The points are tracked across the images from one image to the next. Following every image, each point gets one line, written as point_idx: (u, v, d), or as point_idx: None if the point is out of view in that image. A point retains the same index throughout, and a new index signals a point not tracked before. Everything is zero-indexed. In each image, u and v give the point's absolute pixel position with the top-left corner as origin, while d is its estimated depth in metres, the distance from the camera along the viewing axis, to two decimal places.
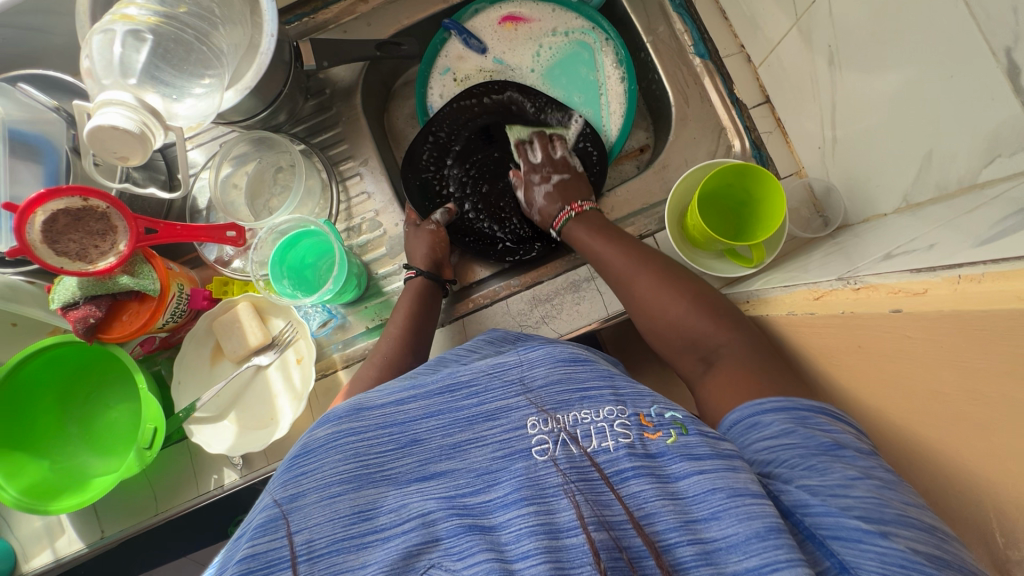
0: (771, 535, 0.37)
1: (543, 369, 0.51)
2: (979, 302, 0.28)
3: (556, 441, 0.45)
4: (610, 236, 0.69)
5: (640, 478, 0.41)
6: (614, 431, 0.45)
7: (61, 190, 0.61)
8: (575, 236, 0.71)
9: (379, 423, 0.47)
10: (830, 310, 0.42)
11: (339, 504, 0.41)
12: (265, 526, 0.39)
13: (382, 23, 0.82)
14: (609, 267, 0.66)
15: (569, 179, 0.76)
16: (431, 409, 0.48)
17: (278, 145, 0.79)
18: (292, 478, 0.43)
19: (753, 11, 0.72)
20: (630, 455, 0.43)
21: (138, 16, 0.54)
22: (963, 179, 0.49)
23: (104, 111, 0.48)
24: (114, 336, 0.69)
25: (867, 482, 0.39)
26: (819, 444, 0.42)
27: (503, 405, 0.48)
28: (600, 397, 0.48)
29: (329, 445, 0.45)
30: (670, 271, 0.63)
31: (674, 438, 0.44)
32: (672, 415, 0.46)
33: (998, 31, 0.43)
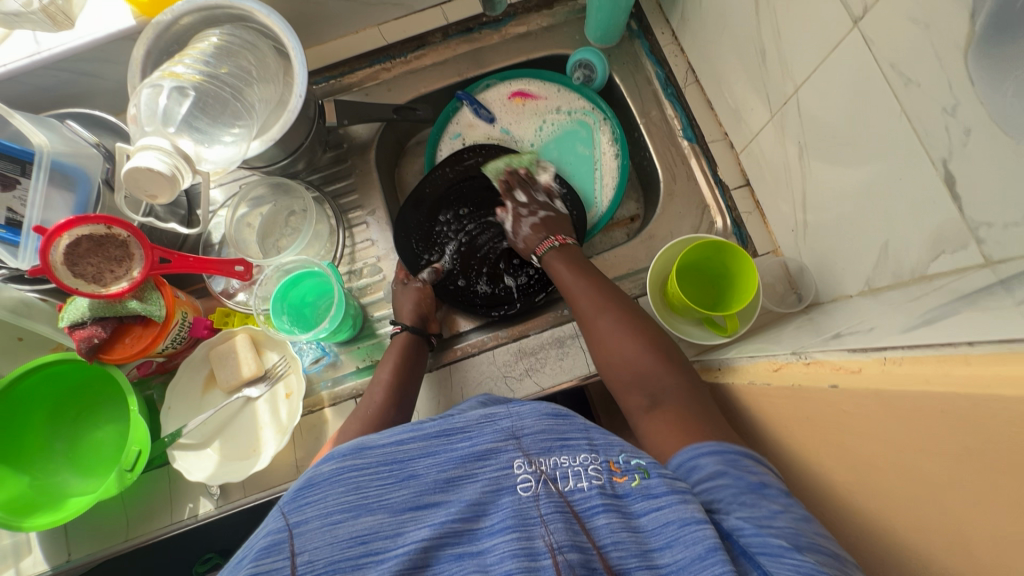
0: (714, 554, 0.41)
1: (529, 421, 0.53)
2: (898, 382, 0.32)
3: (539, 480, 0.47)
4: (586, 275, 0.74)
5: (606, 514, 0.45)
6: (588, 474, 0.48)
7: (88, 219, 0.67)
8: (555, 269, 0.76)
9: (380, 460, 0.48)
10: (784, 381, 0.45)
11: (340, 530, 0.43)
12: (269, 548, 0.41)
13: (401, 90, 0.91)
14: (577, 302, 0.71)
15: (553, 217, 0.82)
16: (428, 450, 0.50)
17: (293, 191, 0.85)
18: (296, 507, 0.44)
19: (735, 105, 0.80)
20: (600, 494, 0.46)
21: (184, 74, 0.62)
22: (914, 269, 0.54)
23: (143, 154, 0.53)
24: (114, 357, 0.72)
25: (788, 515, 0.43)
26: (748, 483, 0.46)
27: (493, 448, 0.50)
28: (577, 445, 0.51)
29: (332, 479, 0.46)
30: (634, 314, 0.69)
31: (638, 481, 0.48)
32: (638, 461, 0.50)
33: (935, 144, 0.48)
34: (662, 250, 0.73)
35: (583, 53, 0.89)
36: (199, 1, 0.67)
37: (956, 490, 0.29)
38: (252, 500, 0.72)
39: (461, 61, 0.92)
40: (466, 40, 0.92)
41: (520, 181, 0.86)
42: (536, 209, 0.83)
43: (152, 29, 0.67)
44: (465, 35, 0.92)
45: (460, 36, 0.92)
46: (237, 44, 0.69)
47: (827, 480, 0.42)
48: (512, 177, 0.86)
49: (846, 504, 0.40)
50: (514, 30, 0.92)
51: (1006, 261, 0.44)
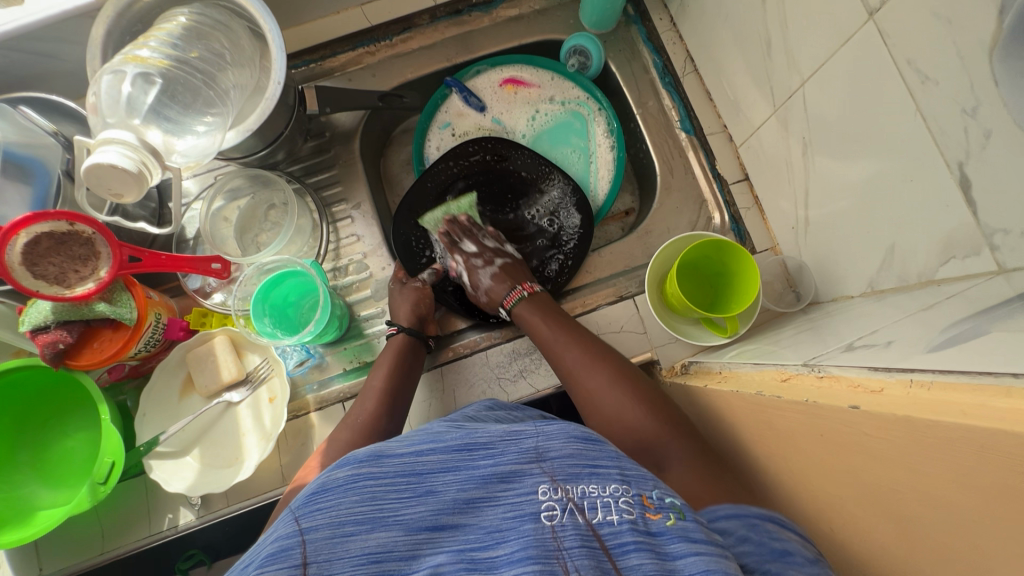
0: None
1: (558, 442, 0.50)
2: (929, 410, 0.30)
3: (564, 510, 0.45)
4: (566, 326, 0.70)
5: (639, 553, 0.42)
6: (619, 506, 0.45)
7: (47, 215, 0.62)
8: (531, 324, 0.72)
9: (398, 471, 0.46)
10: (795, 395, 0.44)
11: (352, 544, 0.41)
12: (275, 556, 0.39)
13: (387, 76, 0.86)
14: (561, 363, 0.68)
15: (510, 264, 0.79)
16: (449, 465, 0.48)
17: (273, 183, 0.80)
18: (306, 513, 0.42)
19: (735, 96, 0.77)
20: (633, 530, 0.43)
21: (149, 59, 0.56)
22: (921, 273, 0.53)
23: (103, 149, 0.48)
24: (82, 363, 0.67)
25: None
26: (770, 550, 0.43)
27: (516, 470, 0.48)
28: (609, 474, 0.48)
29: (348, 486, 0.44)
30: (622, 370, 0.66)
31: (673, 520, 0.45)
32: (672, 499, 0.47)
33: (951, 146, 0.47)
34: (660, 249, 0.71)
35: (577, 38, 0.85)
36: None
37: (987, 523, 0.27)
38: (236, 510, 0.70)
39: (450, 45, 0.87)
40: (454, 23, 0.87)
41: (465, 228, 0.81)
42: (490, 257, 0.78)
43: (112, 7, 0.61)
44: (454, 18, 0.87)
45: (449, 18, 0.87)
46: (207, 25, 0.63)
47: (838, 497, 0.41)
48: (455, 225, 0.81)
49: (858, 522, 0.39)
50: (505, 13, 0.88)
51: (1020, 269, 0.43)
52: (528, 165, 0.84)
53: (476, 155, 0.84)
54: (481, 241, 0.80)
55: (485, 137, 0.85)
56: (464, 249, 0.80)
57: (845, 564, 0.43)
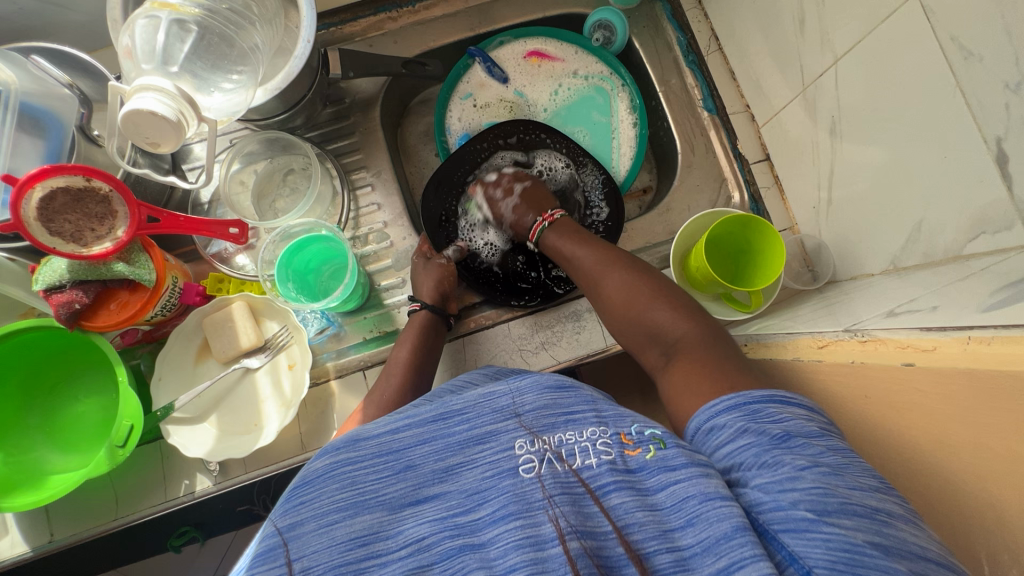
0: (737, 534, 0.38)
1: (531, 395, 0.51)
2: (992, 362, 0.31)
3: (542, 460, 0.45)
4: (584, 239, 0.71)
5: (620, 491, 0.43)
6: (597, 448, 0.46)
7: (64, 168, 0.60)
8: (550, 244, 0.73)
9: (375, 452, 0.46)
10: (837, 359, 0.45)
11: (337, 531, 0.41)
12: (263, 556, 0.39)
13: (409, 43, 0.84)
14: (580, 271, 0.70)
15: (529, 187, 0.79)
16: (425, 438, 0.48)
17: (293, 148, 0.79)
18: (290, 509, 0.43)
19: (759, 76, 0.78)
20: (612, 471, 0.44)
21: (184, 7, 0.55)
22: (948, 250, 0.55)
23: (141, 95, 0.47)
24: (99, 325, 0.65)
25: (814, 470, 0.39)
26: (770, 437, 0.43)
27: (492, 429, 0.48)
28: (584, 419, 0.49)
29: (326, 475, 0.44)
30: (637, 268, 0.67)
31: (653, 452, 0.45)
32: (652, 431, 0.47)
33: (990, 121, 0.48)
34: (688, 223, 0.72)
35: (603, 12, 0.84)
36: None
37: None
38: (254, 477, 0.69)
39: (472, 14, 0.86)
40: None
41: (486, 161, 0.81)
42: (509, 183, 0.78)
43: None
44: None
45: None
46: None
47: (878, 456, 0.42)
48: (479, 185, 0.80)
49: (900, 478, 0.41)
50: None
51: None
52: (562, 149, 0.84)
53: (499, 140, 0.84)
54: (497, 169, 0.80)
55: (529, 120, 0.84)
56: (484, 180, 0.81)
57: None
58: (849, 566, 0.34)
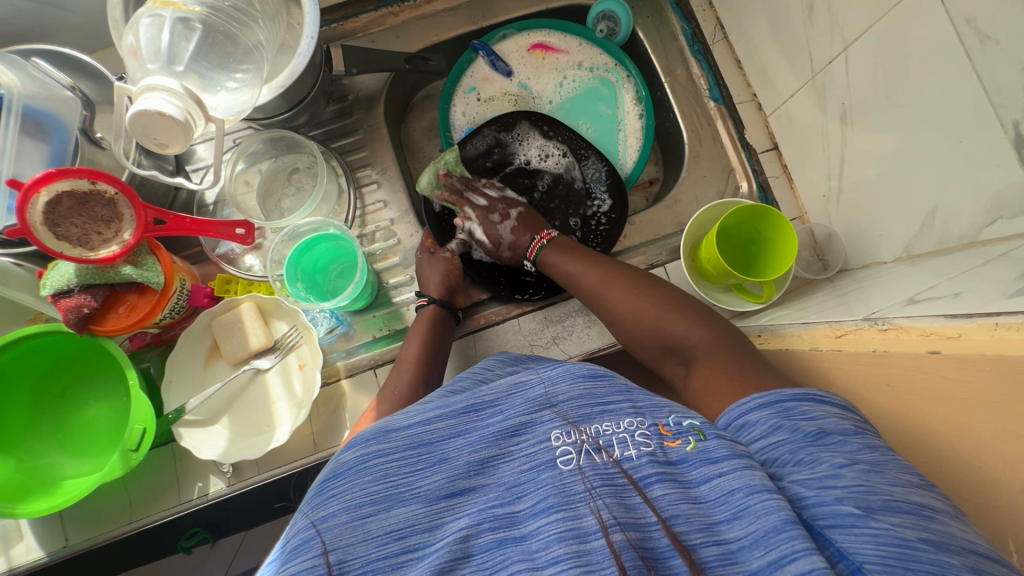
0: (788, 527, 0.37)
1: (565, 385, 0.50)
2: (1021, 348, 0.31)
3: (580, 452, 0.45)
4: (581, 258, 0.71)
5: (663, 484, 0.42)
6: (635, 440, 0.45)
7: (69, 171, 0.59)
8: (549, 262, 0.73)
9: (407, 444, 0.46)
10: (858, 348, 0.44)
11: (373, 524, 0.42)
12: (298, 549, 0.40)
13: (411, 38, 0.83)
14: (583, 289, 0.69)
15: (525, 212, 0.79)
16: (456, 429, 0.48)
17: (296, 146, 0.78)
18: (324, 501, 0.43)
19: (767, 64, 0.77)
20: (652, 462, 0.44)
21: (189, 5, 0.54)
22: (963, 236, 0.54)
23: (147, 96, 0.46)
24: (107, 328, 0.65)
25: (853, 468, 0.40)
26: (804, 434, 0.43)
27: (527, 420, 0.48)
28: (620, 410, 0.48)
29: (358, 467, 0.44)
30: (641, 279, 0.67)
31: (693, 444, 0.45)
32: (690, 422, 0.47)
33: (1008, 105, 0.47)
34: (697, 214, 0.72)
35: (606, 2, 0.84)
36: None
37: None
38: (267, 478, 0.69)
39: (474, 8, 0.85)
40: None
41: (477, 182, 0.81)
42: (504, 210, 0.79)
43: None
44: None
45: None
46: None
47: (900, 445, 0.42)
48: (466, 186, 0.81)
49: (927, 465, 0.40)
50: None
51: None
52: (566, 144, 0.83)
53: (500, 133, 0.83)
54: (485, 193, 0.81)
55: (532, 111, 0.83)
56: (473, 203, 0.80)
57: None
58: (900, 561, 0.34)
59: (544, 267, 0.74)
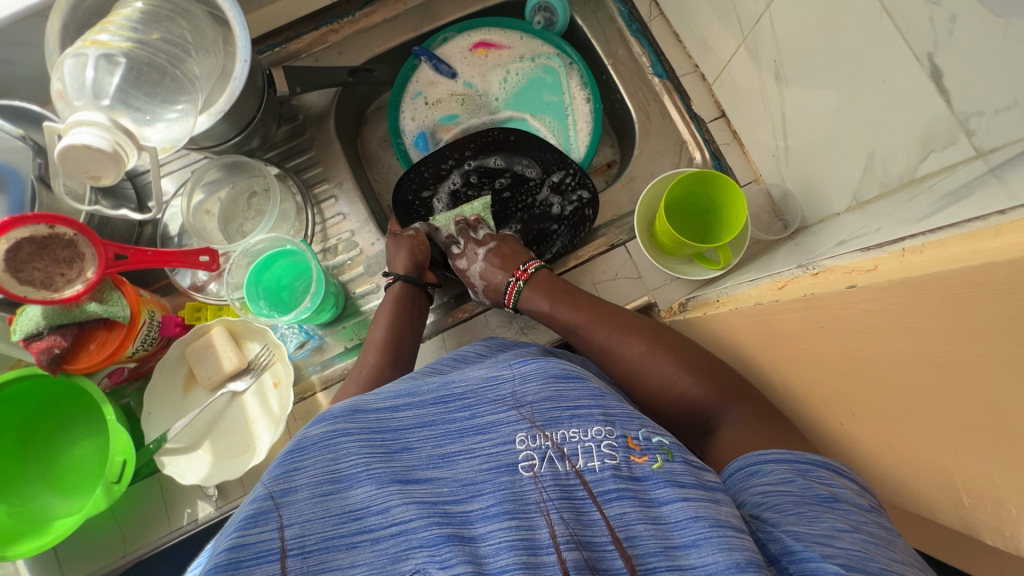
0: (750, 568, 0.38)
1: (534, 385, 0.50)
2: (919, 267, 0.31)
3: (543, 458, 0.45)
4: (575, 302, 0.68)
5: (623, 500, 0.42)
6: (601, 451, 0.45)
7: (26, 218, 0.61)
8: (536, 306, 0.70)
9: (373, 427, 0.45)
10: (795, 295, 0.43)
11: (331, 503, 0.40)
12: (253, 518, 0.38)
13: (354, 52, 0.85)
14: (582, 338, 0.66)
15: (500, 247, 0.76)
16: (423, 421, 0.47)
17: (251, 169, 0.80)
18: (285, 473, 0.41)
19: (703, 33, 0.78)
20: (616, 477, 0.44)
21: (111, 42, 0.56)
22: (902, 175, 0.54)
23: (75, 131, 0.48)
24: (80, 366, 0.67)
25: (856, 535, 0.39)
26: (815, 495, 0.42)
27: (494, 420, 0.47)
28: (590, 416, 0.48)
29: (323, 443, 0.43)
30: (650, 333, 0.63)
31: (660, 463, 0.45)
32: (659, 440, 0.47)
33: (919, 38, 0.48)
34: (648, 189, 0.72)
35: None
36: None
37: (1000, 362, 0.28)
38: None
39: (413, 15, 0.87)
40: None
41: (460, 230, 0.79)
42: (476, 249, 0.76)
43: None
44: None
45: None
46: (165, 9, 0.62)
47: (842, 387, 0.42)
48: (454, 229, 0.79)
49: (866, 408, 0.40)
50: None
51: (998, 149, 0.43)
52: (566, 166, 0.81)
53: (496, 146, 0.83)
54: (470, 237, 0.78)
55: (535, 137, 0.82)
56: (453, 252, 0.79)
57: (869, 458, 0.44)
58: None
59: (529, 308, 0.72)
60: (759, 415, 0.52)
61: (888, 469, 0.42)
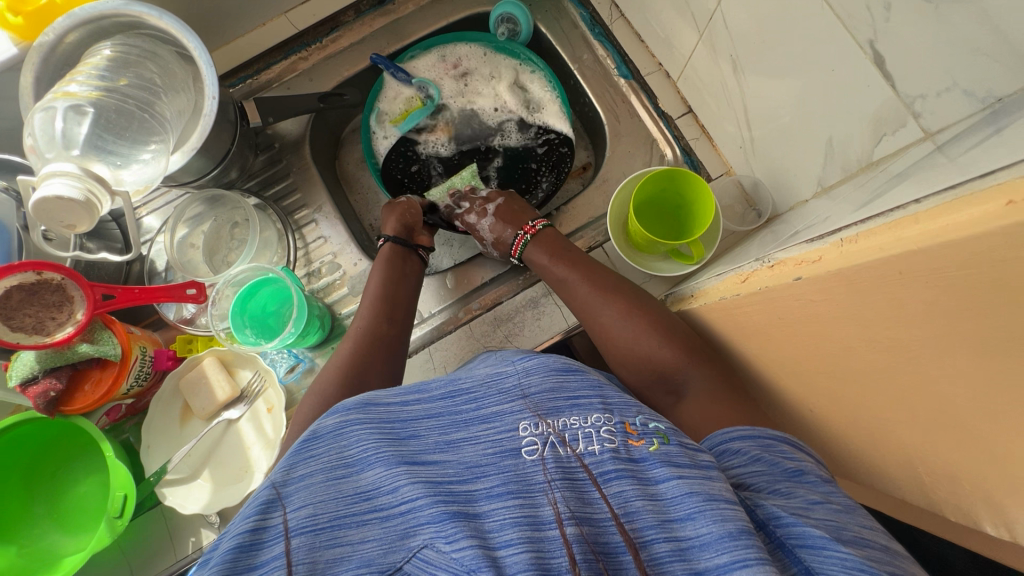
0: (743, 535, 0.36)
1: (537, 376, 0.50)
2: (853, 255, 0.31)
3: (546, 443, 0.44)
4: (570, 260, 0.69)
5: (621, 479, 0.41)
6: (600, 435, 0.44)
7: (15, 266, 0.63)
8: (536, 262, 0.71)
9: (384, 418, 0.46)
10: (753, 289, 0.43)
11: (343, 485, 0.41)
12: (270, 502, 0.40)
13: (324, 78, 0.86)
14: (574, 295, 0.66)
15: (505, 206, 0.77)
16: (432, 413, 0.48)
17: (231, 202, 0.82)
18: (300, 461, 0.43)
19: (663, 33, 0.79)
20: (614, 458, 0.43)
21: (79, 92, 0.58)
22: (861, 159, 0.54)
23: (49, 182, 0.50)
24: (77, 406, 0.68)
25: (828, 505, 0.40)
26: (784, 470, 0.43)
27: (499, 410, 0.47)
28: (589, 405, 0.47)
29: (338, 432, 0.45)
30: (636, 299, 0.63)
31: (657, 446, 0.44)
32: (656, 424, 0.46)
33: (859, 26, 0.48)
34: (616, 193, 0.73)
35: (504, 5, 0.86)
36: (80, 15, 0.62)
37: (935, 347, 0.29)
38: None
39: (380, 36, 0.88)
40: (381, 14, 0.88)
41: (466, 196, 0.81)
42: (482, 206, 0.78)
43: (37, 53, 0.62)
44: (379, 8, 0.88)
45: (374, 10, 0.88)
46: (134, 54, 0.65)
47: (805, 374, 0.42)
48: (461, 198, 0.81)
49: (830, 394, 0.41)
50: None
51: (944, 130, 0.44)
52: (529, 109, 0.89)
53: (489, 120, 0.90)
54: (473, 198, 0.80)
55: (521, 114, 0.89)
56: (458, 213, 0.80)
57: (841, 440, 0.44)
58: None
59: (530, 265, 0.73)
60: (721, 382, 0.54)
61: (860, 451, 0.43)
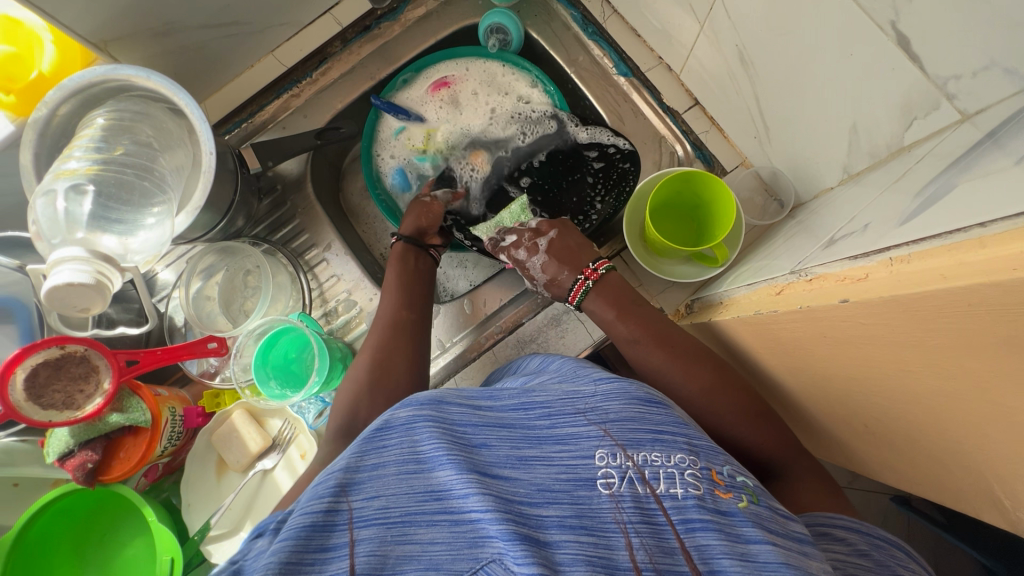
0: None
1: (617, 404, 0.46)
2: (909, 281, 0.29)
3: (623, 478, 0.41)
4: (640, 317, 0.64)
5: (708, 532, 0.37)
6: (684, 479, 0.41)
7: (37, 345, 0.62)
8: (601, 316, 0.67)
9: (457, 419, 0.43)
10: (790, 304, 0.41)
11: (414, 481, 0.39)
12: (339, 489, 0.37)
13: (318, 113, 0.84)
14: (647, 357, 0.62)
15: (557, 241, 0.71)
16: (504, 420, 0.44)
17: (241, 251, 0.81)
18: (371, 450, 0.40)
19: (661, 27, 0.75)
20: (700, 507, 0.39)
21: (77, 169, 0.58)
22: (890, 144, 0.51)
23: (59, 268, 0.50)
24: (115, 474, 0.68)
25: None
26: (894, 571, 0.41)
27: (575, 432, 0.44)
28: (673, 443, 0.44)
29: (411, 425, 0.41)
30: (718, 366, 0.59)
31: (745, 503, 0.41)
32: (744, 480, 0.43)
33: (879, 7, 0.45)
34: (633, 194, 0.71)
35: (492, 16, 0.83)
36: (71, 86, 0.61)
37: (1010, 379, 0.27)
38: None
39: (370, 63, 0.86)
40: (369, 39, 0.85)
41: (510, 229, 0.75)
42: (531, 242, 0.71)
43: (31, 130, 0.61)
44: (366, 34, 0.85)
45: (361, 36, 0.85)
46: (128, 118, 0.64)
47: (857, 394, 0.40)
48: (506, 231, 0.75)
49: (888, 414, 0.39)
50: (413, 13, 0.86)
51: (985, 110, 0.41)
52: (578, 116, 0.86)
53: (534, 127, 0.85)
54: (519, 229, 0.74)
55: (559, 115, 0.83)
56: (503, 245, 0.74)
57: (900, 454, 0.42)
58: None
59: (593, 316, 0.68)
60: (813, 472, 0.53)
61: (923, 467, 0.41)
